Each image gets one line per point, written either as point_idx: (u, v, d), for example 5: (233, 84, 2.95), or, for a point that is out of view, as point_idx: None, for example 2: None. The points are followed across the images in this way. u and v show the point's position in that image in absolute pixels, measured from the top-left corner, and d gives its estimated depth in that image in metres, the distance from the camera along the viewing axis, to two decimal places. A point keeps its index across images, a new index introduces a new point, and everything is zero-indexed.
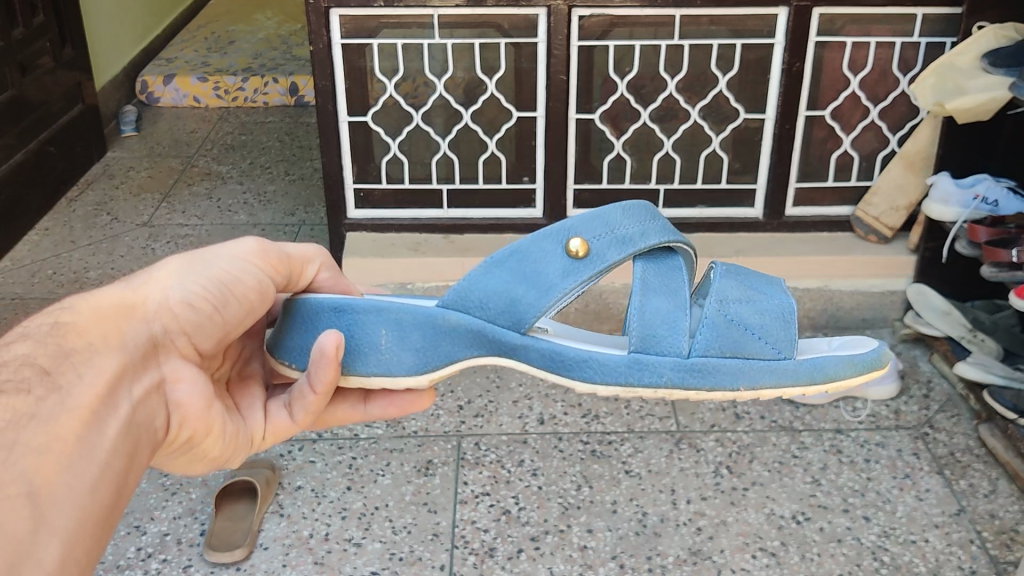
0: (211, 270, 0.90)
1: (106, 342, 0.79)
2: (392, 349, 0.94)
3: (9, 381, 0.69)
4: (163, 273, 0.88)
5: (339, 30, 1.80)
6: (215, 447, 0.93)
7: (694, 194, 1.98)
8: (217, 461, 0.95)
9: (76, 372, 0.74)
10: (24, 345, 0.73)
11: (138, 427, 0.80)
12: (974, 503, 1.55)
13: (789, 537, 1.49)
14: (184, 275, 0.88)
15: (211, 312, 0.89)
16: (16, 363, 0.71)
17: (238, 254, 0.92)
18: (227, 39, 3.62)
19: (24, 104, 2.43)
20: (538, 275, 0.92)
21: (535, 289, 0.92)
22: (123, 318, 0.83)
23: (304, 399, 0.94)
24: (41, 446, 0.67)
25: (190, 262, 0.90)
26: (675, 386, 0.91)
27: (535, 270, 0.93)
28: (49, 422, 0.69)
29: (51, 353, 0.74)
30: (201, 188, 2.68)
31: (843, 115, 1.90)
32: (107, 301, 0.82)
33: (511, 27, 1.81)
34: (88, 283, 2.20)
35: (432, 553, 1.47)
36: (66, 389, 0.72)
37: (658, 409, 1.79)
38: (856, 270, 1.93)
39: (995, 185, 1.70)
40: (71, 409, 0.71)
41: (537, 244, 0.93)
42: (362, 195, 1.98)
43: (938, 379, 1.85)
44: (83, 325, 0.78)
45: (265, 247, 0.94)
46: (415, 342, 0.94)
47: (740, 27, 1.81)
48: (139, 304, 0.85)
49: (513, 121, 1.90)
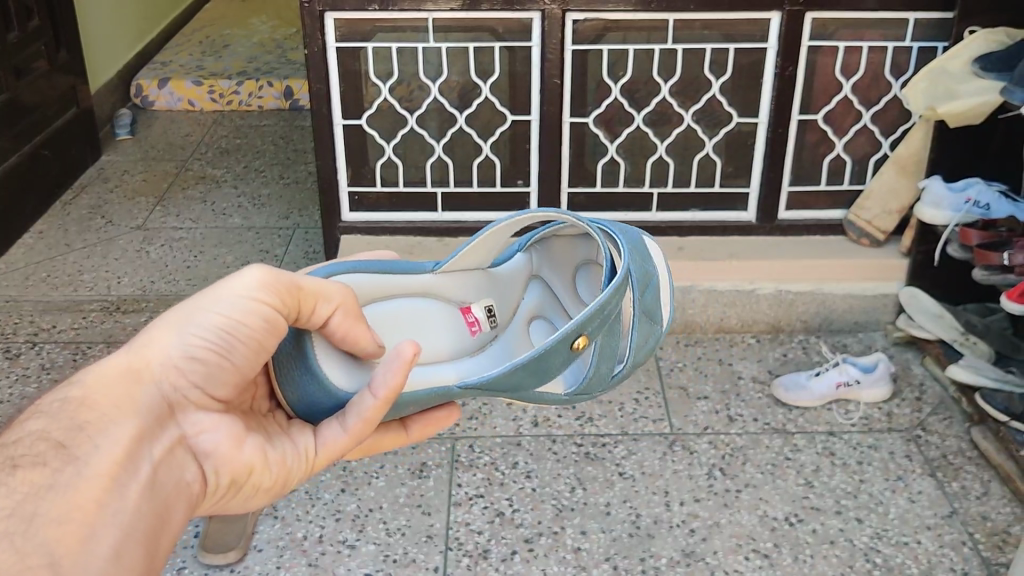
0: (213, 319, 0.85)
1: (119, 407, 0.79)
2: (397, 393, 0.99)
3: (25, 456, 0.71)
4: (162, 333, 0.85)
5: (333, 34, 1.80)
6: (265, 480, 0.89)
7: (688, 198, 1.99)
8: (277, 491, 0.91)
9: (94, 441, 0.75)
10: (39, 420, 0.75)
11: (162, 487, 0.80)
12: (966, 505, 1.55)
13: (781, 539, 1.49)
14: (184, 330, 0.85)
15: (220, 358, 0.85)
16: (30, 439, 0.73)
17: (242, 291, 0.86)
18: (222, 43, 3.62)
19: (18, 107, 2.43)
20: (546, 367, 1.02)
21: (539, 375, 1.03)
22: (130, 382, 0.82)
23: (360, 404, 0.90)
24: (59, 517, 0.69)
25: (189, 312, 0.86)
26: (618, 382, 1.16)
27: (550, 368, 1.03)
28: (67, 493, 0.71)
29: (65, 425, 0.75)
30: (195, 192, 2.68)
31: (836, 119, 1.91)
32: (112, 367, 0.82)
33: (505, 31, 1.81)
34: (82, 287, 2.20)
35: (426, 555, 1.47)
36: (82, 458, 0.73)
37: (651, 411, 1.79)
38: (848, 273, 1.94)
39: (987, 189, 1.69)
40: (90, 476, 0.73)
41: (556, 347, 1.01)
42: (357, 199, 1.98)
43: (930, 382, 1.86)
44: (92, 394, 0.78)
45: (271, 276, 0.87)
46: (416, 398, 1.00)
47: (733, 32, 1.81)
48: (145, 365, 0.83)
49: (507, 125, 1.91)
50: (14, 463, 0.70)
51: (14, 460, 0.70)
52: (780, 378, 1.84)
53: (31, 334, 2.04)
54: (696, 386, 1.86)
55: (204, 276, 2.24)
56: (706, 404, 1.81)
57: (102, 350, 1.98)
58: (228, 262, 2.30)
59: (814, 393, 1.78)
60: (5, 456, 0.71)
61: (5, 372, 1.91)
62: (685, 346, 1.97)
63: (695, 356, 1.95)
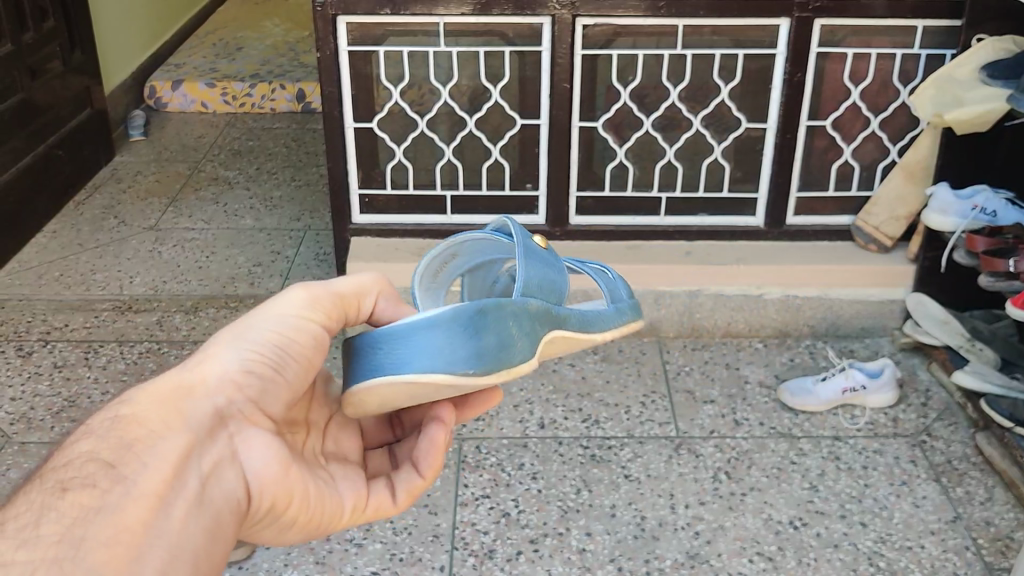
0: (264, 333, 0.83)
1: (172, 423, 0.74)
2: (520, 336, 0.82)
3: (74, 478, 0.65)
4: (216, 347, 0.82)
5: (345, 38, 1.82)
6: (307, 511, 0.83)
7: (696, 203, 2.00)
8: (315, 527, 0.85)
9: (143, 458, 0.69)
10: (87, 439, 0.69)
11: (211, 504, 0.73)
12: (969, 510, 1.56)
13: (785, 542, 1.50)
14: (237, 346, 0.82)
15: (271, 371, 0.83)
16: (79, 460, 0.67)
17: (293, 301, 0.85)
18: (234, 46, 3.65)
19: (33, 107, 2.45)
20: (543, 259, 0.94)
21: (551, 270, 0.94)
22: (186, 396, 0.77)
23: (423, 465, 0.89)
24: (108, 542, 0.63)
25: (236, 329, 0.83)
26: (631, 318, 1.04)
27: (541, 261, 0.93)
28: (112, 515, 0.64)
29: (114, 442, 0.69)
30: (208, 193, 2.71)
31: (843, 125, 1.92)
32: (166, 381, 0.77)
33: (515, 36, 1.83)
34: (94, 286, 2.23)
35: (432, 554, 1.48)
36: (131, 479, 0.67)
37: (657, 414, 1.80)
38: (855, 279, 1.95)
39: (993, 196, 1.72)
40: (137, 497, 0.66)
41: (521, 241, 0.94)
42: (367, 201, 1.99)
43: (936, 388, 1.86)
44: (146, 410, 0.73)
45: (315, 293, 0.86)
46: (529, 325, 0.84)
47: (742, 37, 1.83)
48: (202, 380, 0.79)
49: (516, 129, 1.92)
50: (62, 486, 0.64)
51: (63, 483, 0.64)
52: (786, 383, 1.85)
53: (43, 333, 2.06)
54: (702, 390, 1.87)
55: (215, 276, 2.26)
56: (711, 407, 1.82)
57: (114, 349, 2.00)
58: (240, 262, 2.33)
59: (819, 398, 1.79)
60: (54, 479, 0.65)
61: (18, 370, 1.93)
62: (692, 350, 1.98)
63: (701, 360, 1.96)
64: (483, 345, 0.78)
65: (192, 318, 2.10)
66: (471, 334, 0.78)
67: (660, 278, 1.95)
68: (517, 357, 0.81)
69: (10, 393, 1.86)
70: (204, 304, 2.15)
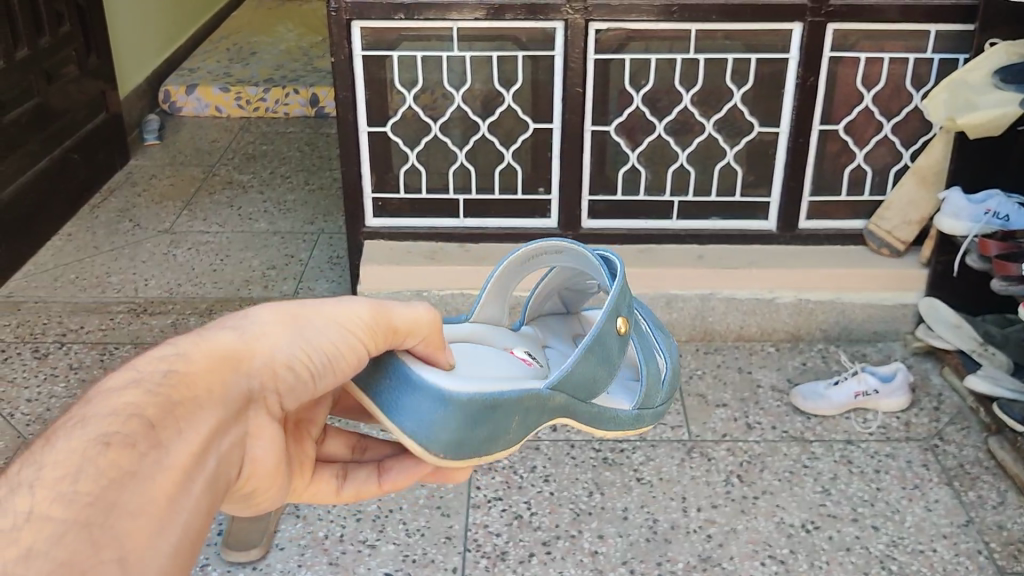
0: (318, 339, 0.76)
1: (212, 394, 0.69)
2: (517, 431, 0.82)
3: (116, 434, 0.60)
4: (274, 323, 0.75)
5: (359, 42, 1.84)
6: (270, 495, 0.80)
7: (708, 207, 2.00)
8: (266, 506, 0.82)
9: (179, 426, 0.65)
10: (133, 392, 0.64)
11: (219, 488, 0.69)
12: (982, 514, 1.56)
13: (797, 546, 1.50)
14: (294, 332, 0.76)
15: (310, 379, 0.76)
16: (120, 414, 0.62)
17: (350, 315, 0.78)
18: (248, 51, 3.67)
19: (49, 111, 2.48)
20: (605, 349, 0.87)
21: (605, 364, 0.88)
22: (229, 367, 0.72)
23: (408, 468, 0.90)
24: (138, 509, 0.58)
25: (298, 319, 0.76)
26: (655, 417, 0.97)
27: (603, 352, 0.87)
28: (147, 484, 0.60)
29: (161, 403, 0.64)
30: (221, 197, 2.72)
31: (856, 130, 1.92)
32: (216, 346, 0.71)
33: (529, 40, 1.84)
34: (109, 288, 2.24)
35: (444, 556, 1.49)
36: (166, 447, 0.63)
37: (669, 418, 1.80)
38: (867, 283, 1.95)
39: (1005, 201, 1.72)
40: (168, 469, 0.62)
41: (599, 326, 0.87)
42: (380, 205, 2.01)
43: (948, 392, 1.86)
44: (195, 370, 0.69)
45: (375, 314, 0.78)
46: (529, 417, 0.83)
47: (755, 42, 1.83)
48: (249, 355, 0.73)
49: (529, 132, 1.93)
50: (105, 439, 0.59)
51: (105, 437, 0.59)
52: (799, 387, 1.85)
53: (60, 334, 2.07)
54: (714, 393, 1.87)
55: (229, 279, 2.28)
56: (723, 411, 1.82)
57: (129, 351, 2.01)
58: (254, 265, 2.34)
59: (831, 402, 1.79)
60: (95, 430, 0.60)
61: (35, 372, 1.95)
62: (704, 354, 1.99)
63: (714, 363, 1.96)
64: (473, 440, 0.80)
65: (207, 320, 2.11)
66: (470, 430, 0.79)
67: (672, 281, 1.95)
68: (500, 447, 0.82)
69: (27, 395, 1.88)
70: (218, 306, 2.17)
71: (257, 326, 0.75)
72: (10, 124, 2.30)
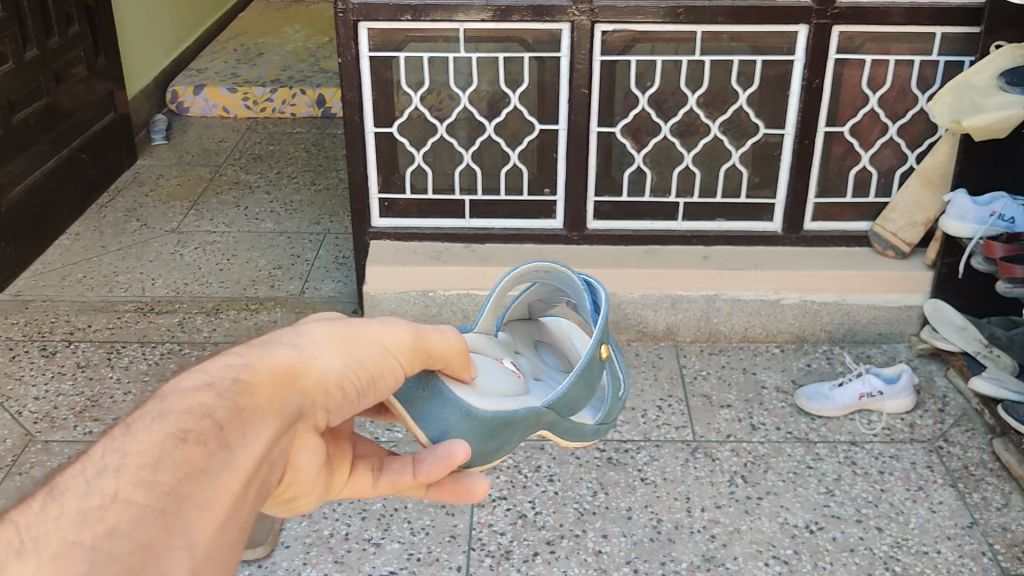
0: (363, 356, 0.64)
1: (273, 407, 0.57)
2: (471, 431, 0.73)
3: (186, 430, 0.51)
4: (325, 338, 0.63)
5: (366, 43, 1.84)
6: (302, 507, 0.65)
7: (713, 208, 2.01)
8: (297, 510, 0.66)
9: (241, 437, 0.54)
10: (206, 394, 0.54)
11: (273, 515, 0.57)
12: (986, 516, 1.56)
13: (801, 546, 1.50)
14: (346, 349, 0.63)
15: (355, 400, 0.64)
16: (183, 414, 0.52)
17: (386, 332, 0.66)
18: (256, 51, 3.69)
19: (58, 111, 2.49)
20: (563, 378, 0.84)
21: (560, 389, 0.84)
22: (291, 381, 0.59)
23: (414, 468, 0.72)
24: (198, 515, 0.48)
25: (348, 331, 0.64)
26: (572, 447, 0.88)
27: (562, 372, 0.83)
28: (211, 487, 0.50)
29: (229, 408, 0.54)
30: (228, 197, 2.73)
31: (862, 132, 1.92)
32: (275, 358, 0.59)
33: (535, 41, 1.84)
34: (117, 287, 2.25)
35: (449, 554, 1.50)
36: (231, 454, 0.52)
37: (673, 418, 1.81)
38: (872, 285, 1.95)
39: (1011, 203, 1.71)
40: (231, 474, 0.51)
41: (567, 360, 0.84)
42: (386, 205, 2.01)
43: (953, 394, 1.86)
44: (262, 381, 0.57)
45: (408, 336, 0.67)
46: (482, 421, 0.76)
47: (761, 44, 1.84)
48: (305, 367, 0.60)
49: (535, 133, 1.94)
50: (179, 434, 0.50)
51: (179, 432, 0.50)
52: (803, 388, 1.85)
53: (67, 333, 2.08)
54: (719, 394, 1.87)
55: (236, 279, 2.29)
56: (727, 411, 1.83)
57: (137, 349, 2.02)
58: (261, 265, 2.35)
59: (835, 403, 1.79)
60: (161, 427, 0.50)
61: (42, 370, 1.96)
62: (709, 355, 1.99)
63: (719, 364, 1.97)
64: None
65: (214, 319, 2.12)
66: (485, 439, 0.77)
67: (677, 282, 1.96)
68: (471, 427, 0.75)
69: (35, 393, 1.89)
70: (225, 305, 2.18)
71: (313, 342, 0.62)
72: (19, 123, 2.31)
